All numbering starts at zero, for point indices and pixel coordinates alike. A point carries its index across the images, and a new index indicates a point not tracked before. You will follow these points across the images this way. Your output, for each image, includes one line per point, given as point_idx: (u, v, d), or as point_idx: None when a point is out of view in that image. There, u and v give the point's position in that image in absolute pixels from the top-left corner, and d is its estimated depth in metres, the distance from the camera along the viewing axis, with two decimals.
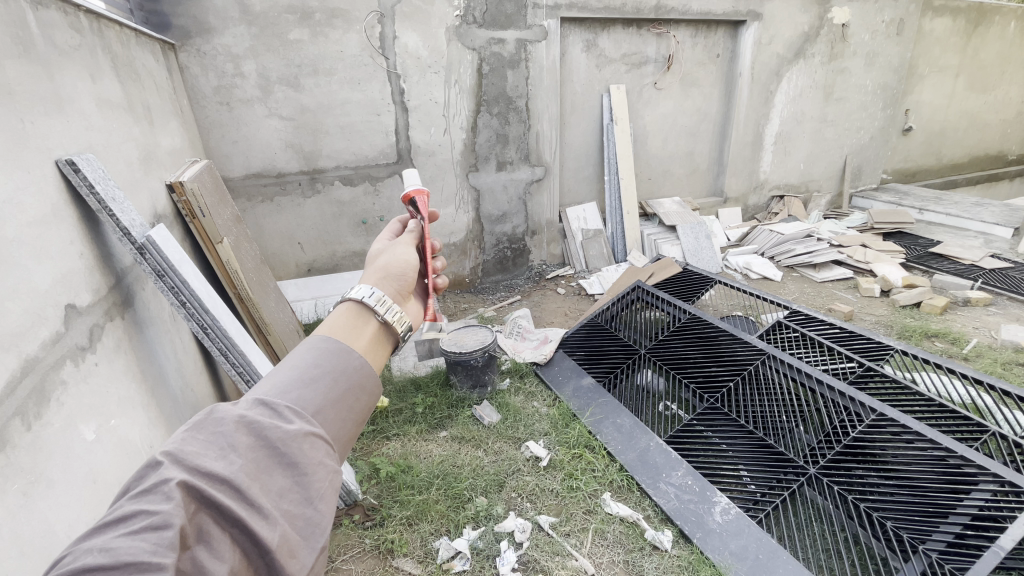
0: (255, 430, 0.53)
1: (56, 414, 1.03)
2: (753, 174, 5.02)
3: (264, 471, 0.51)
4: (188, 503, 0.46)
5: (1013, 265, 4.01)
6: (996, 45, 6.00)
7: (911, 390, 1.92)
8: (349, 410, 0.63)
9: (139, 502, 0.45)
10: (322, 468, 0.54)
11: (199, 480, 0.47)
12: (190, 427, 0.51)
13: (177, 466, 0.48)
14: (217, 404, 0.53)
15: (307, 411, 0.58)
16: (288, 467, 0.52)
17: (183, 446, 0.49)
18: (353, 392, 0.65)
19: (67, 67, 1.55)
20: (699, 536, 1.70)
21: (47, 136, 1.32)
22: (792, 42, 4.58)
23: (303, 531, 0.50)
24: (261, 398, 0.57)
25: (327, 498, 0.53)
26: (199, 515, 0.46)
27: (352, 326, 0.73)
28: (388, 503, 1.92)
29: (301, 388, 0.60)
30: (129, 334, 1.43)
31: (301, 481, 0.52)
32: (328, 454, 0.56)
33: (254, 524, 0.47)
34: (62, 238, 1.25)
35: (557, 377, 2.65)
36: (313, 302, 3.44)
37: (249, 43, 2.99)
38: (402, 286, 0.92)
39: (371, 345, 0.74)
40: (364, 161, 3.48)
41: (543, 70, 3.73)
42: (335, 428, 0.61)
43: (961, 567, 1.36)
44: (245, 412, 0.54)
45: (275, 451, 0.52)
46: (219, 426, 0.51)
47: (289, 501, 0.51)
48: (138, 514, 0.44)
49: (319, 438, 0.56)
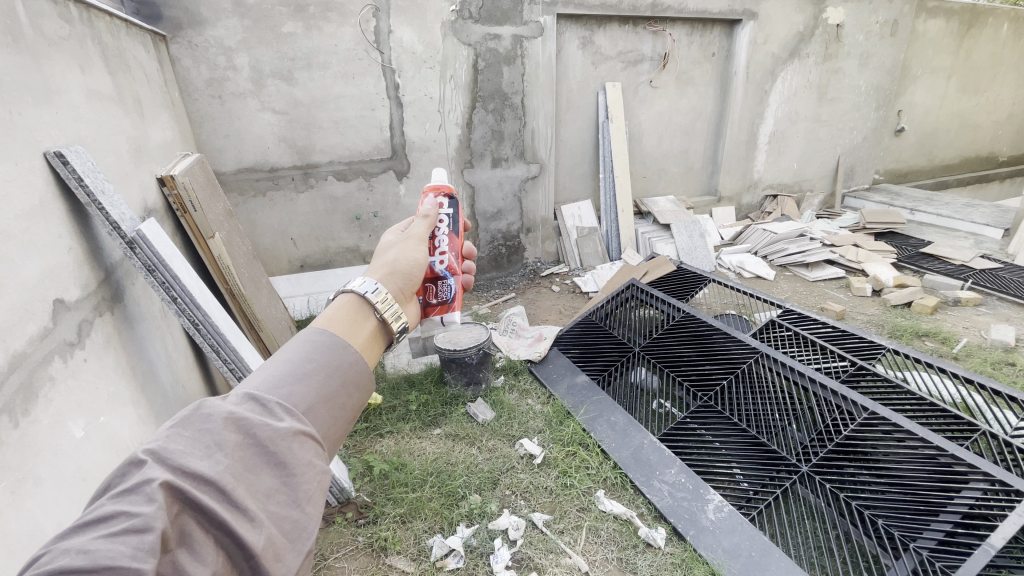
0: (244, 429, 0.52)
1: (44, 410, 1.01)
2: (747, 173, 5.05)
3: (251, 470, 0.50)
4: (171, 504, 0.44)
5: (1003, 265, 4.06)
6: (987, 48, 6.06)
7: (903, 389, 1.95)
8: (341, 406, 0.62)
9: (120, 503, 0.44)
10: (310, 468, 0.53)
11: (183, 482, 0.46)
12: (176, 423, 0.50)
13: (161, 466, 0.47)
14: (205, 401, 0.52)
15: (298, 407, 0.57)
16: (276, 468, 0.51)
17: (168, 445, 0.48)
18: (346, 389, 0.64)
19: (55, 57, 1.52)
20: (693, 534, 1.70)
21: (35, 127, 1.30)
22: (788, 42, 4.60)
23: (290, 533, 0.50)
24: (251, 393, 0.56)
25: (316, 500, 0.53)
26: (182, 516, 0.45)
27: (350, 320, 0.72)
28: (381, 501, 1.92)
29: (292, 383, 0.59)
30: (118, 329, 1.41)
31: (290, 482, 0.52)
32: (317, 454, 0.55)
33: (238, 527, 0.46)
34: (51, 232, 1.22)
35: (551, 375, 2.64)
36: (305, 298, 3.52)
37: (241, 36, 2.95)
38: (406, 285, 0.91)
39: (369, 341, 0.73)
40: (358, 156, 3.45)
41: (539, 66, 3.71)
42: (326, 425, 0.60)
43: (952, 565, 1.37)
44: (234, 408, 0.53)
45: (263, 450, 0.51)
46: (205, 423, 0.50)
47: (276, 503, 0.50)
48: (120, 515, 0.43)
49: (309, 437, 0.55)
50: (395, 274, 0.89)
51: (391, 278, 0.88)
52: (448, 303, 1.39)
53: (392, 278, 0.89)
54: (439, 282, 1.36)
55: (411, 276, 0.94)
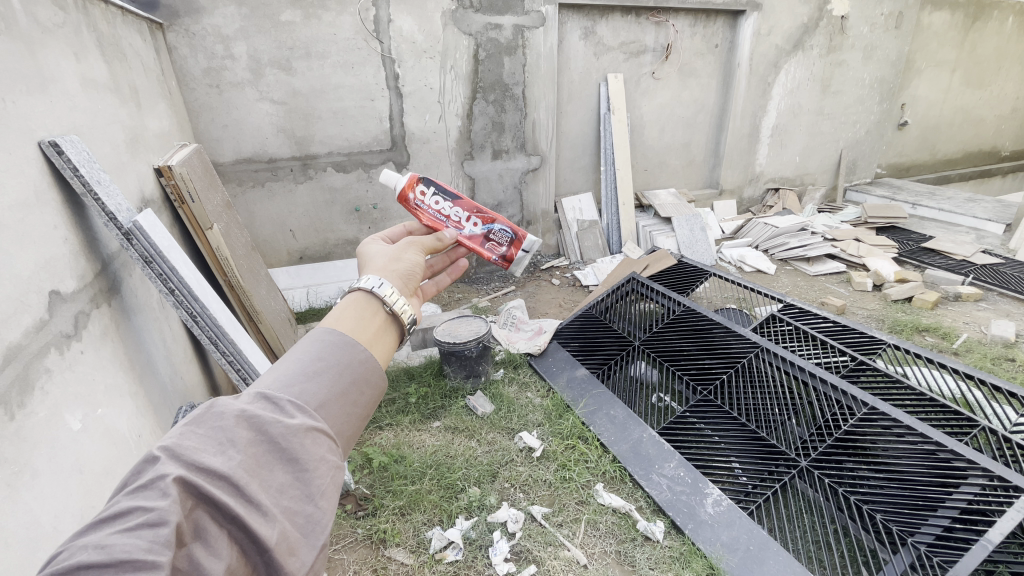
0: (256, 425, 0.51)
1: (40, 403, 1.00)
2: (749, 166, 5.02)
3: (264, 466, 0.50)
4: (185, 499, 0.44)
5: (1005, 260, 4.04)
6: (992, 41, 6.00)
7: (902, 384, 1.94)
8: (353, 403, 0.61)
9: (135, 498, 0.44)
10: (323, 464, 0.53)
11: (197, 476, 0.45)
12: (189, 420, 0.50)
13: (175, 462, 0.46)
14: (218, 399, 0.51)
15: (309, 405, 0.56)
16: (289, 464, 0.51)
17: (182, 441, 0.48)
18: (358, 386, 0.62)
19: (50, 44, 1.50)
20: (691, 527, 1.71)
21: (29, 116, 1.28)
22: (792, 33, 4.55)
23: (304, 528, 0.49)
24: (263, 392, 0.55)
25: (329, 495, 0.52)
26: (195, 511, 0.45)
27: (361, 316, 0.70)
28: (380, 493, 1.92)
29: (304, 381, 0.58)
30: (115, 321, 1.40)
31: (302, 478, 0.51)
32: (330, 449, 0.55)
33: (252, 522, 0.45)
34: (46, 222, 1.21)
35: (551, 368, 2.64)
36: (305, 290, 3.54)
37: (239, 24, 2.92)
38: (408, 281, 0.89)
39: (379, 336, 0.71)
40: (357, 147, 3.42)
41: (541, 56, 3.65)
42: (339, 422, 0.59)
43: (949, 560, 1.38)
44: (245, 406, 0.53)
45: (275, 446, 0.51)
46: (218, 420, 0.50)
47: (289, 498, 0.49)
48: (134, 510, 0.42)
49: (321, 433, 0.54)
50: (396, 270, 0.87)
51: (394, 275, 0.86)
52: (514, 238, 1.51)
53: (394, 273, 0.86)
54: (491, 236, 1.47)
55: (414, 273, 0.92)
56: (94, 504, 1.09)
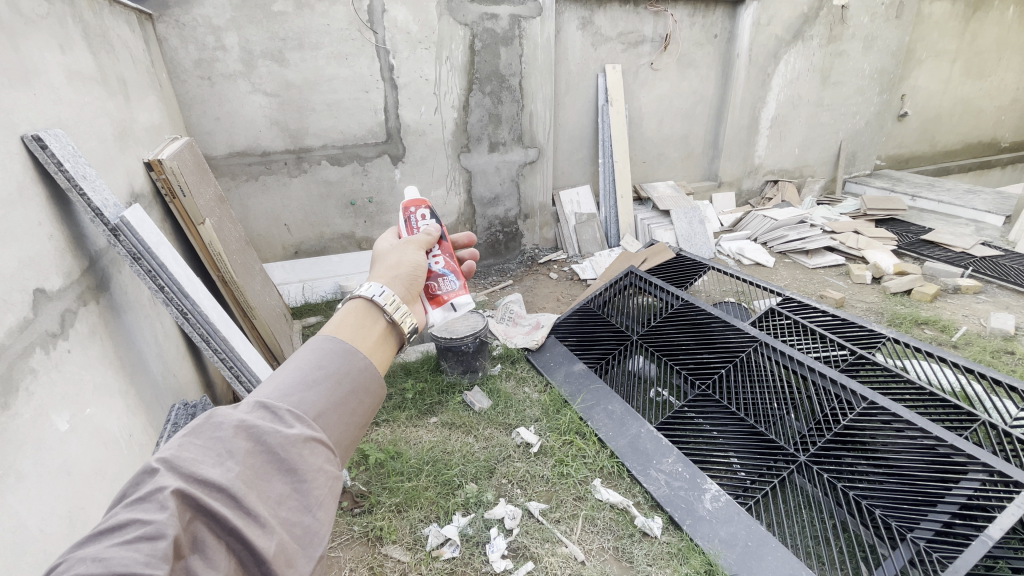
0: (255, 436, 0.49)
1: (25, 404, 0.98)
2: (748, 158, 4.98)
3: (262, 477, 0.48)
4: (183, 511, 0.42)
5: (1004, 252, 4.03)
6: (993, 31, 5.94)
7: (901, 377, 1.93)
8: (352, 412, 0.59)
9: (133, 510, 0.42)
10: (321, 474, 0.51)
11: (196, 488, 0.44)
12: (188, 432, 0.48)
13: (173, 475, 0.44)
14: (217, 408, 0.49)
15: (308, 414, 0.54)
16: (287, 474, 0.49)
17: (181, 453, 0.46)
18: (357, 394, 0.60)
19: (33, 36, 1.45)
20: (689, 524, 1.70)
21: (11, 109, 1.24)
22: (792, 24, 4.49)
23: (302, 539, 0.47)
24: (262, 401, 0.53)
25: (327, 505, 0.50)
26: (194, 523, 0.43)
27: (360, 324, 0.67)
28: (376, 490, 1.90)
29: (303, 389, 0.56)
30: (104, 319, 1.38)
31: (301, 489, 0.49)
32: (330, 460, 0.53)
33: (250, 534, 0.44)
34: (30, 219, 1.18)
35: (549, 364, 2.62)
36: (300, 285, 3.52)
37: (230, 15, 2.86)
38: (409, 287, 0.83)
39: (378, 345, 0.68)
40: (352, 139, 3.37)
41: (538, 47, 3.60)
42: (338, 431, 0.57)
43: (949, 555, 1.37)
44: (245, 415, 0.51)
45: (274, 457, 0.49)
46: (217, 431, 0.48)
47: (288, 509, 0.48)
48: (133, 523, 0.40)
49: (320, 443, 0.52)
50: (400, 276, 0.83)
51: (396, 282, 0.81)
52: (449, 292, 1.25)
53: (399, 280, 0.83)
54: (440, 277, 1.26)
55: (416, 275, 0.88)
56: (81, 507, 1.07)
